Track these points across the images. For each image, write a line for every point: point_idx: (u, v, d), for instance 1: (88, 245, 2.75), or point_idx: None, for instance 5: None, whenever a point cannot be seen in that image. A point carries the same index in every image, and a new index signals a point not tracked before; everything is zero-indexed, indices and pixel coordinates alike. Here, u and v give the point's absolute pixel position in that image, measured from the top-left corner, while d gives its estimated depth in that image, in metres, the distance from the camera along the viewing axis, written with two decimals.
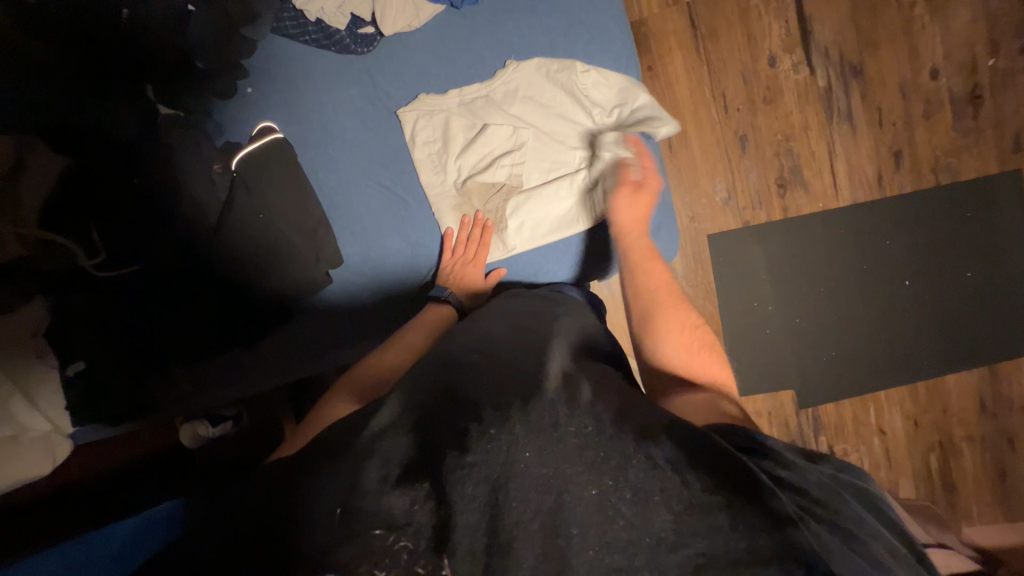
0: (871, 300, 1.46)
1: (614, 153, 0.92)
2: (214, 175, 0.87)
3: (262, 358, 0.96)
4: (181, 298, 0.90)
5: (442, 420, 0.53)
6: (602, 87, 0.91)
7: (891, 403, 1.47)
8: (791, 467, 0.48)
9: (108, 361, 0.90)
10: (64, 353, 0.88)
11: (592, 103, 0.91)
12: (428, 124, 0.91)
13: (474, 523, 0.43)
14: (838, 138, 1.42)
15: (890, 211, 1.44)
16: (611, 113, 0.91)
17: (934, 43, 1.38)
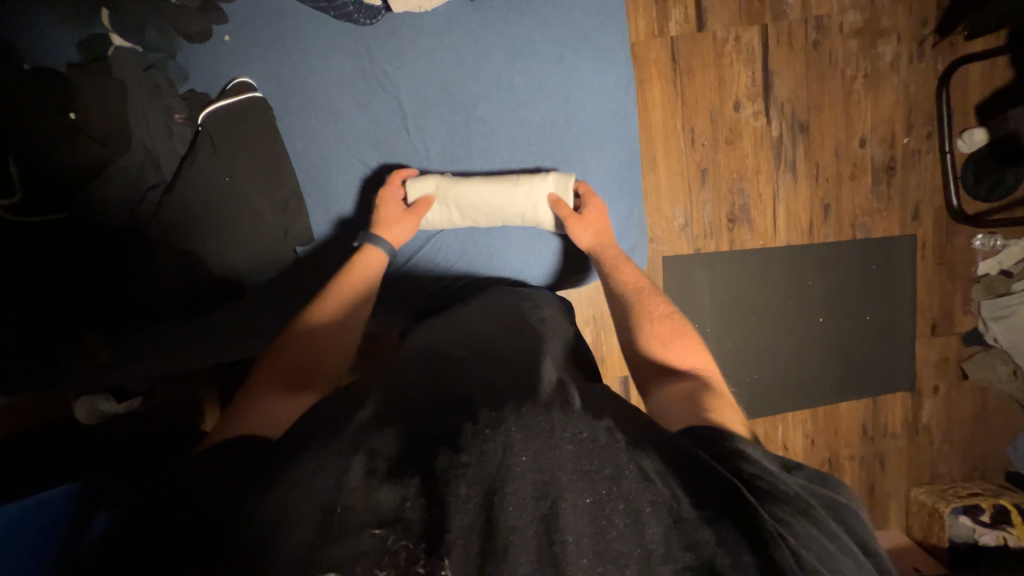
0: (792, 332, 1.65)
1: (602, 171, 0.96)
2: (172, 123, 0.78)
3: (203, 333, 0.88)
4: (109, 259, 0.78)
5: (430, 419, 0.52)
6: (601, 106, 0.94)
7: (795, 424, 1.68)
8: (764, 474, 0.54)
9: (10, 323, 0.76)
10: None
11: (589, 120, 0.94)
12: (442, 210, 0.88)
13: (468, 525, 0.42)
14: (782, 185, 1.59)
15: (815, 255, 1.63)
16: (605, 131, 0.95)
17: (866, 115, 1.59)
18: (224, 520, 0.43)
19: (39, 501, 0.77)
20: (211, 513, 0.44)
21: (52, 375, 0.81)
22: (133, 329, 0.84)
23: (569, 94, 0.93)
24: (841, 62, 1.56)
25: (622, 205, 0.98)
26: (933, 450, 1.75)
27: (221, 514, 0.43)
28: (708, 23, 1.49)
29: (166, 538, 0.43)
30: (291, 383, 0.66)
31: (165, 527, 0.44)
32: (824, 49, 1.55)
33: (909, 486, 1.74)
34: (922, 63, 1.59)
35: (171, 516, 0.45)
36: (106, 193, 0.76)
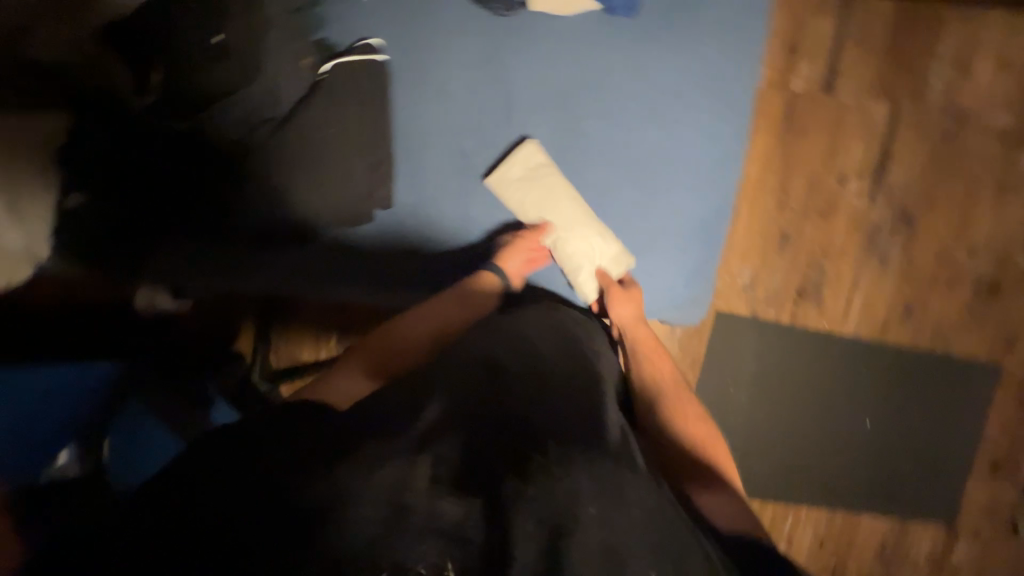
0: (828, 428, 1.54)
1: (690, 215, 0.92)
2: (304, 64, 0.81)
3: (261, 264, 0.91)
4: (202, 174, 0.84)
5: (488, 436, 0.54)
6: (707, 150, 0.91)
7: (806, 520, 1.57)
8: None
9: (111, 207, 0.84)
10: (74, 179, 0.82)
11: (692, 160, 0.91)
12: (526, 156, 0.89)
13: (530, 559, 0.45)
14: (865, 273, 1.48)
15: (880, 355, 1.51)
16: (704, 175, 0.91)
17: (983, 226, 1.45)
18: (289, 487, 0.46)
19: (89, 369, 0.89)
20: (276, 478, 0.46)
21: (120, 258, 0.88)
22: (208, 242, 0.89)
23: (679, 129, 0.90)
24: (970, 164, 1.43)
25: (698, 256, 0.93)
26: None
27: (286, 480, 0.46)
28: (836, 87, 1.40)
29: (240, 482, 0.45)
30: (374, 374, 0.69)
31: (230, 476, 0.46)
32: (955, 144, 1.42)
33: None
34: None
35: (236, 464, 0.47)
36: (228, 114, 0.80)
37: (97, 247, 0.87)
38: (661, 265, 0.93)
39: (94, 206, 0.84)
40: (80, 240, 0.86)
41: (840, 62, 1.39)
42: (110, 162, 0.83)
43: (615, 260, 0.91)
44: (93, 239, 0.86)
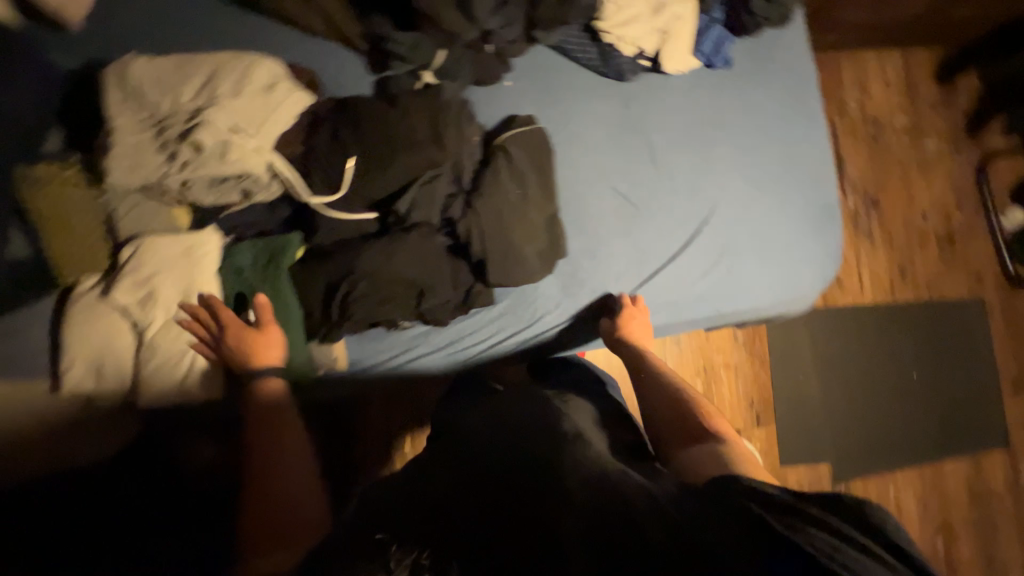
0: (888, 385, 1.76)
1: (823, 209, 0.98)
2: (472, 144, 0.84)
3: (454, 344, 0.87)
4: (388, 265, 0.77)
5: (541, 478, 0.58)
6: (817, 153, 0.98)
7: (906, 483, 1.74)
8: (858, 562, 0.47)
9: (290, 316, 0.78)
10: (248, 299, 0.76)
11: (812, 164, 0.98)
12: (649, 183, 0.93)
13: (797, 526, 0.49)
14: (862, 251, 1.79)
15: (900, 312, 1.79)
16: (824, 173, 0.98)
17: (924, 194, 1.83)
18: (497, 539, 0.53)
19: None
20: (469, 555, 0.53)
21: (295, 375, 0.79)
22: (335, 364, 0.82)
23: (795, 141, 0.97)
24: (897, 153, 1.84)
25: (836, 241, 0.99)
26: (1005, 517, 1.78)
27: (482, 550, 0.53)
28: None
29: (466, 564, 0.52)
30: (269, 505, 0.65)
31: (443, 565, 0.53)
32: (880, 142, 1.84)
33: (976, 559, 1.74)
34: (960, 156, 1.85)
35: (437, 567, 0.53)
36: (413, 199, 0.78)
37: (274, 367, 0.77)
38: (811, 255, 0.97)
39: (271, 320, 0.76)
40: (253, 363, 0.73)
41: None
42: (288, 271, 0.78)
43: (780, 259, 0.96)
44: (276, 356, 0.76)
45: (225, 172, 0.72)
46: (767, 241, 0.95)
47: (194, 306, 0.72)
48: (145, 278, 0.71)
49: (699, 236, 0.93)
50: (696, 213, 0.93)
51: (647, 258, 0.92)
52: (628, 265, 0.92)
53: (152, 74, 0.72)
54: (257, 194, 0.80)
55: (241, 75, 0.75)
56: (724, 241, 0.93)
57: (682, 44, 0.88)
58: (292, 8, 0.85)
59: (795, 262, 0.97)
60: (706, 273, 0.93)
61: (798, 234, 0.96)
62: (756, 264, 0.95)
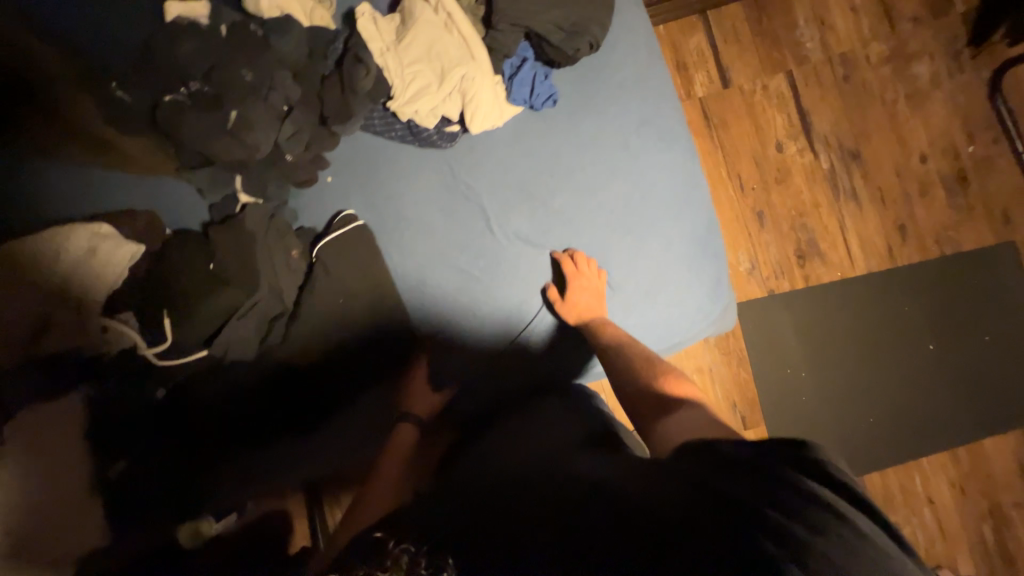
0: (899, 364, 1.54)
1: (698, 237, 0.85)
2: (292, 259, 0.85)
3: (325, 445, 0.90)
4: (239, 387, 0.86)
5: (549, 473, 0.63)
6: (679, 174, 0.85)
7: (936, 469, 1.53)
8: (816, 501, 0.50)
9: (162, 452, 0.86)
10: (114, 448, 0.84)
11: (675, 188, 0.84)
12: (489, 250, 0.87)
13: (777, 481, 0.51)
14: (846, 214, 1.55)
15: (906, 277, 1.54)
16: (691, 195, 0.85)
17: (920, 131, 1.53)
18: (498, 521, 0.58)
19: None
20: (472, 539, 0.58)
21: (182, 498, 0.86)
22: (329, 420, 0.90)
23: (649, 166, 0.84)
24: (878, 88, 1.54)
25: (720, 270, 0.86)
26: None
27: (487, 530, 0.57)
28: (733, 78, 1.57)
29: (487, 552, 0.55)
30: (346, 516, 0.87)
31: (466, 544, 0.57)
32: (855, 80, 1.54)
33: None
34: (963, 74, 1.52)
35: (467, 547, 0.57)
36: (238, 331, 0.82)
37: (158, 498, 0.86)
38: (693, 292, 0.84)
39: (143, 459, 0.85)
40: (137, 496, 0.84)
41: (724, 58, 1.56)
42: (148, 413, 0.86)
43: (654, 304, 0.84)
44: (161, 486, 0.86)
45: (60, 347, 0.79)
46: (632, 288, 0.84)
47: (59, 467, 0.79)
48: None
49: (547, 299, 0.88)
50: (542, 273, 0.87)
51: (497, 331, 0.89)
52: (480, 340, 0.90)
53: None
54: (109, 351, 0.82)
55: (57, 249, 0.79)
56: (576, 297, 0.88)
57: (483, 100, 0.80)
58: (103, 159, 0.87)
59: (675, 305, 0.84)
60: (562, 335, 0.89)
61: (671, 272, 0.84)
62: (623, 316, 0.84)
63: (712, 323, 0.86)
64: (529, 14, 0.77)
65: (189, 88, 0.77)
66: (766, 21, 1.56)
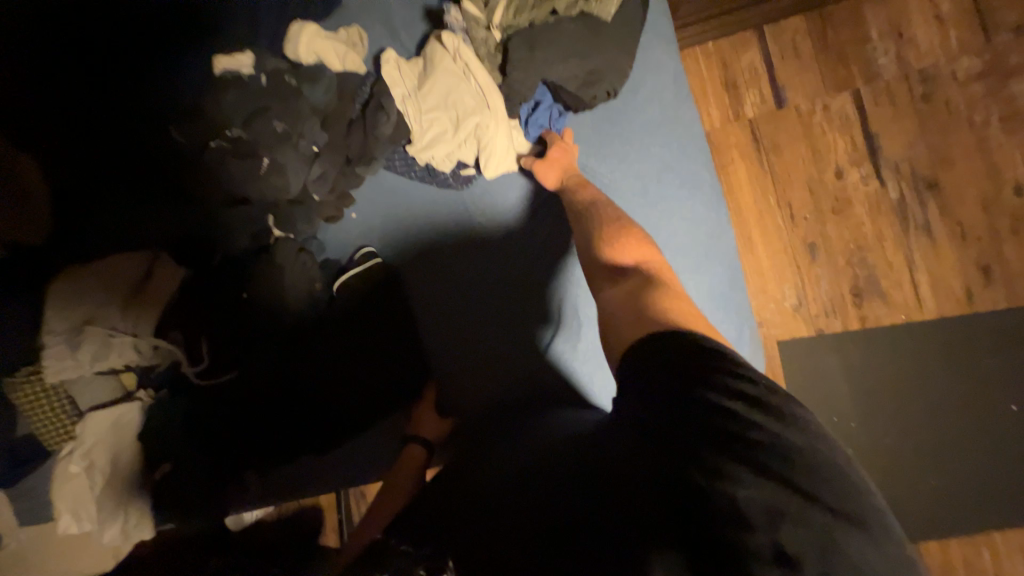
0: (971, 424, 1.36)
1: (715, 290, 0.81)
2: (315, 291, 0.91)
3: (341, 466, 0.95)
4: (262, 408, 0.93)
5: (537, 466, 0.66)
6: (696, 223, 0.82)
7: (1011, 546, 1.34)
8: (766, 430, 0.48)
9: (195, 462, 0.94)
10: (158, 454, 0.95)
11: (692, 237, 0.82)
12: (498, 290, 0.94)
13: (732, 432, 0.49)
14: (916, 250, 1.38)
15: (988, 326, 1.35)
16: (710, 246, 0.82)
17: (1015, 159, 1.33)
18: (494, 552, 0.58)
19: None
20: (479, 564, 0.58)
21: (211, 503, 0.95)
22: (351, 434, 0.94)
23: (667, 214, 0.82)
24: (965, 108, 1.35)
25: (741, 327, 0.82)
26: None
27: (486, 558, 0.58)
28: (788, 98, 1.44)
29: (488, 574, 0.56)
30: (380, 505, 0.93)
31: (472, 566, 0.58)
32: (937, 100, 1.36)
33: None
34: None
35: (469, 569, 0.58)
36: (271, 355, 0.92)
37: (189, 501, 0.95)
38: None
39: (182, 467, 0.95)
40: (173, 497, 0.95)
41: (780, 76, 1.44)
42: (188, 427, 0.94)
43: None
44: (191, 491, 0.95)
45: (117, 363, 0.90)
46: None
47: (122, 465, 0.93)
48: (86, 450, 0.91)
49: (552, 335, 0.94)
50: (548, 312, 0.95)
51: (504, 366, 0.94)
52: (486, 373, 0.95)
53: (58, 291, 0.88)
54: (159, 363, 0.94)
55: (122, 274, 0.90)
56: (577, 333, 0.94)
57: (498, 147, 0.81)
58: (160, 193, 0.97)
59: None
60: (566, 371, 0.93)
61: None
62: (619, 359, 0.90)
63: None
64: (550, 67, 0.78)
65: (230, 133, 0.84)
66: (831, 35, 1.42)
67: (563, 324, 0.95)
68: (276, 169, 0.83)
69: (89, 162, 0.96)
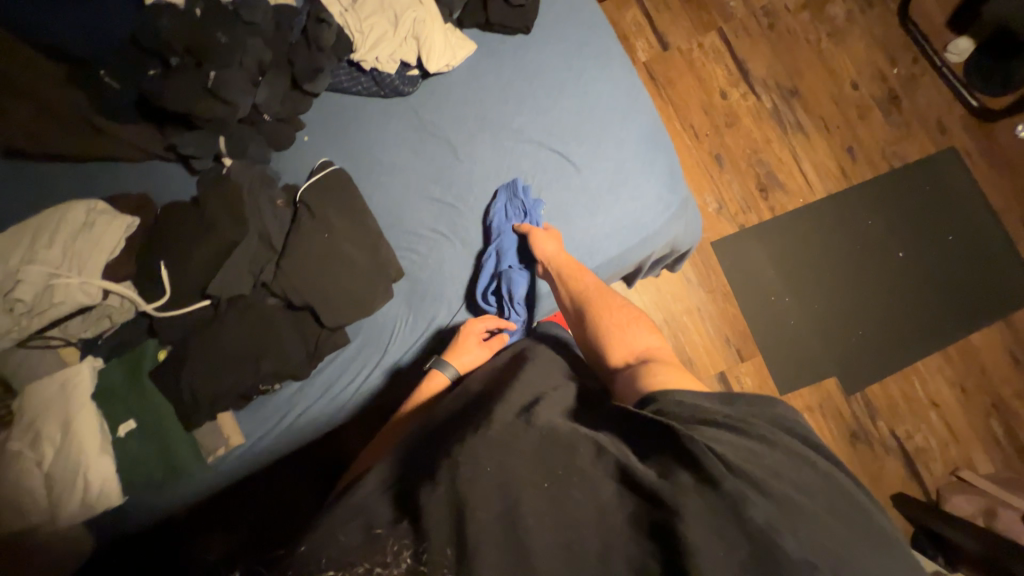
0: (877, 277, 1.59)
1: (646, 135, 0.93)
2: (278, 207, 0.91)
3: (332, 385, 0.91)
4: (222, 338, 0.84)
5: (548, 447, 0.56)
6: (618, 84, 0.93)
7: (933, 373, 1.55)
8: (777, 458, 0.55)
9: (151, 421, 0.86)
10: (109, 420, 0.86)
11: (616, 96, 0.93)
12: (456, 178, 0.94)
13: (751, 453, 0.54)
14: (797, 145, 1.66)
15: (864, 195, 1.62)
16: (633, 99, 0.93)
17: (847, 63, 1.67)
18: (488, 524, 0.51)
19: None
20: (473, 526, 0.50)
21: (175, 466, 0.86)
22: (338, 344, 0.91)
23: (590, 81, 0.93)
24: (801, 31, 1.69)
25: (673, 163, 0.94)
26: None
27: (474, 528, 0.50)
28: (670, 42, 1.71)
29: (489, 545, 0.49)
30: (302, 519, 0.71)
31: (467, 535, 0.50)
32: (780, 27, 1.69)
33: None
34: (874, 9, 1.68)
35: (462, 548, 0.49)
36: (224, 277, 0.84)
37: (150, 469, 0.86)
38: (649, 187, 0.91)
39: (138, 433, 0.86)
40: (130, 464, 0.86)
41: (659, 25, 1.71)
42: (139, 386, 0.87)
43: (613, 201, 0.91)
44: (147, 453, 0.86)
45: (63, 313, 0.82)
46: (592, 191, 0.91)
47: (72, 433, 0.82)
48: (29, 421, 0.82)
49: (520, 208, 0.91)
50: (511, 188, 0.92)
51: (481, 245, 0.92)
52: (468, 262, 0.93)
53: None
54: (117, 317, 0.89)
55: (57, 222, 0.86)
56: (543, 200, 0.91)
57: (435, 42, 0.91)
58: (95, 145, 0.95)
59: (637, 200, 0.91)
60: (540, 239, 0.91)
61: (629, 170, 0.91)
62: (590, 216, 0.91)
63: (676, 208, 0.93)
64: None
65: (171, 61, 0.86)
66: None
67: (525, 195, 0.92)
68: (220, 85, 0.85)
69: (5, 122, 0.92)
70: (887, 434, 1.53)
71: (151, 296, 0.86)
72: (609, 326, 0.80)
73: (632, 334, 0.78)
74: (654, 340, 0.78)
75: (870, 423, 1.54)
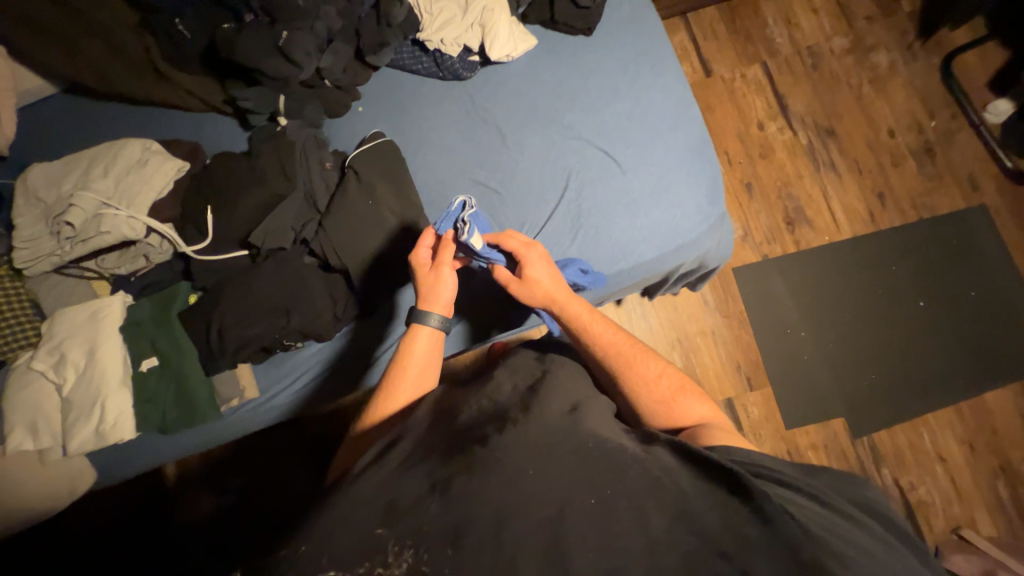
0: (895, 323, 1.59)
1: (693, 146, 0.94)
2: (325, 169, 0.92)
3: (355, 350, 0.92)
4: (253, 289, 0.85)
5: (591, 460, 0.58)
6: (671, 94, 0.96)
7: (943, 427, 1.54)
8: (822, 519, 0.56)
9: (171, 361, 0.86)
10: (130, 354, 0.86)
11: (668, 105, 0.95)
12: (502, 164, 0.96)
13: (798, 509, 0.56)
14: (828, 183, 1.67)
15: (890, 241, 1.63)
16: (685, 110, 0.95)
17: (886, 111, 1.69)
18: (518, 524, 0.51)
19: None
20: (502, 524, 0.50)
21: (187, 411, 0.86)
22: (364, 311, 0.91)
23: (644, 88, 0.96)
24: (844, 75, 1.72)
25: (717, 177, 0.95)
26: None
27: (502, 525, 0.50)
28: (714, 69, 1.74)
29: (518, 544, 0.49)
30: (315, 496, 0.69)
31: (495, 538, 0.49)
32: (823, 69, 1.73)
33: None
34: (918, 62, 1.71)
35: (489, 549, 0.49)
36: (267, 229, 0.86)
37: (163, 409, 0.86)
38: (691, 197, 0.93)
39: (156, 372, 0.87)
40: (145, 401, 0.86)
41: (705, 53, 1.75)
42: (165, 326, 0.87)
43: (653, 205, 0.92)
44: (164, 392, 0.86)
45: (106, 243, 0.83)
46: (634, 193, 0.92)
47: (97, 361, 0.83)
48: (57, 343, 0.83)
49: (561, 201, 0.93)
50: (555, 180, 0.94)
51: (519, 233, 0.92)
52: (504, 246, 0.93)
53: (51, 175, 0.87)
54: (154, 257, 0.90)
55: (114, 156, 0.88)
56: (585, 196, 0.93)
57: (501, 31, 0.93)
58: (159, 92, 0.98)
59: (677, 208, 0.92)
60: (578, 233, 0.92)
61: (672, 178, 0.93)
62: (630, 217, 0.92)
63: (714, 221, 0.94)
64: None
65: (247, 18, 0.89)
66: (739, 22, 1.76)
67: (568, 189, 0.93)
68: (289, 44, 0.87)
69: (78, 57, 0.95)
70: (890, 483, 1.51)
71: (193, 239, 0.88)
72: (652, 381, 0.76)
73: (674, 396, 0.75)
74: (694, 393, 0.77)
75: (874, 470, 1.52)
